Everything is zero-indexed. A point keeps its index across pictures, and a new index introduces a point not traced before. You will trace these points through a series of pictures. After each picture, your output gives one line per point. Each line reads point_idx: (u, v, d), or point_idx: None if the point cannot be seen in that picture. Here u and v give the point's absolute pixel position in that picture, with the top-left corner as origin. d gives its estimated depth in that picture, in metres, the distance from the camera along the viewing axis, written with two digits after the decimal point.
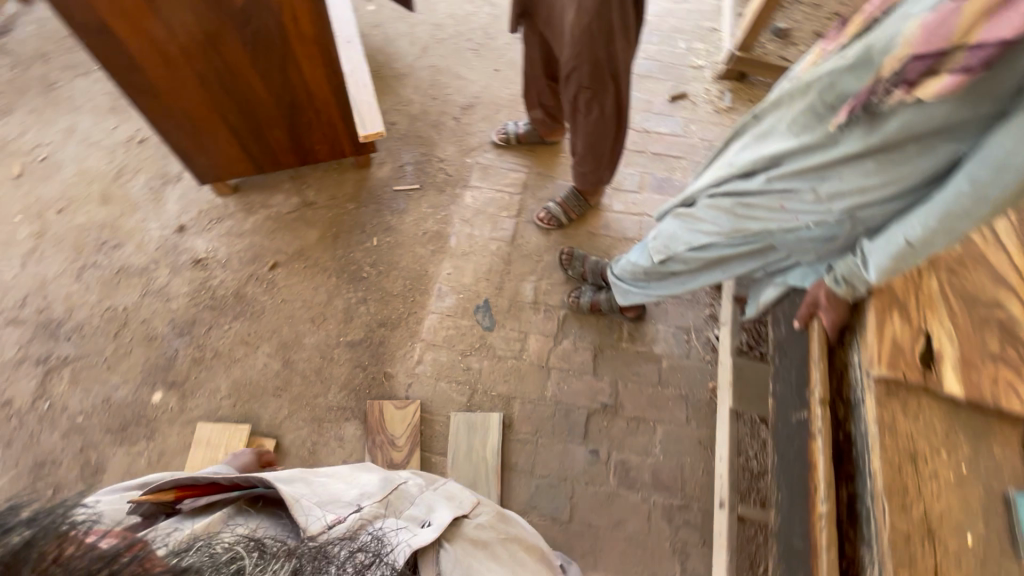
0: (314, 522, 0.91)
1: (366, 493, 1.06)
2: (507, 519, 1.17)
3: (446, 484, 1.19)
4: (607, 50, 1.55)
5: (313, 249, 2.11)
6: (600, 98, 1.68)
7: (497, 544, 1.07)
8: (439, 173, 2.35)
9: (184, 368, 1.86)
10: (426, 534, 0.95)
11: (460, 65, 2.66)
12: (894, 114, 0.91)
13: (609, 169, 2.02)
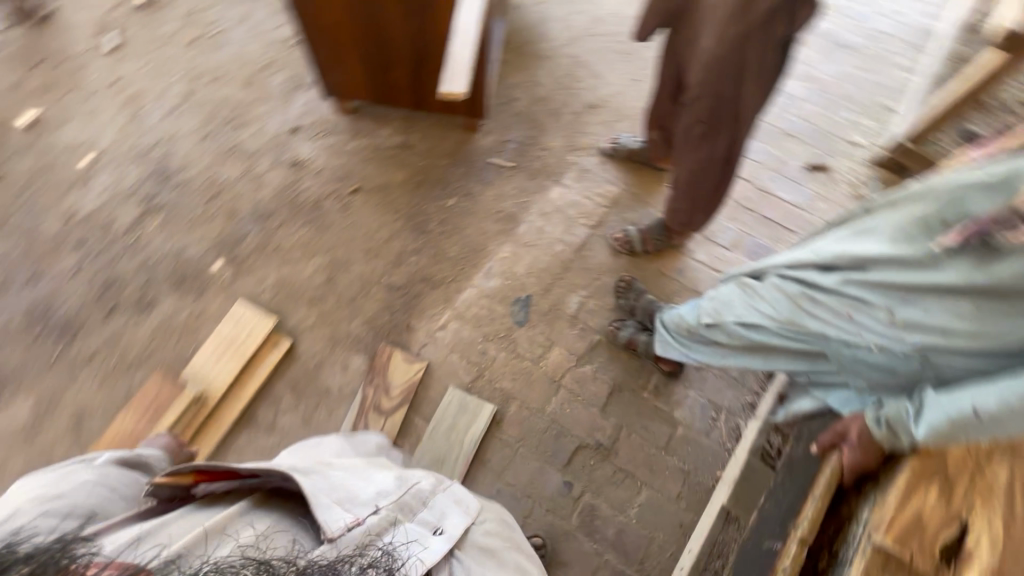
0: (332, 525, 0.83)
1: (380, 489, 0.96)
2: (516, 537, 1.09)
3: (456, 484, 1.07)
4: (737, 91, 1.48)
5: (395, 189, 2.21)
6: (713, 137, 1.61)
7: (506, 556, 1.00)
8: (537, 160, 2.33)
9: (247, 249, 2.04)
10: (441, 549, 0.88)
11: (602, 64, 2.60)
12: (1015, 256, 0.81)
13: (704, 214, 1.90)
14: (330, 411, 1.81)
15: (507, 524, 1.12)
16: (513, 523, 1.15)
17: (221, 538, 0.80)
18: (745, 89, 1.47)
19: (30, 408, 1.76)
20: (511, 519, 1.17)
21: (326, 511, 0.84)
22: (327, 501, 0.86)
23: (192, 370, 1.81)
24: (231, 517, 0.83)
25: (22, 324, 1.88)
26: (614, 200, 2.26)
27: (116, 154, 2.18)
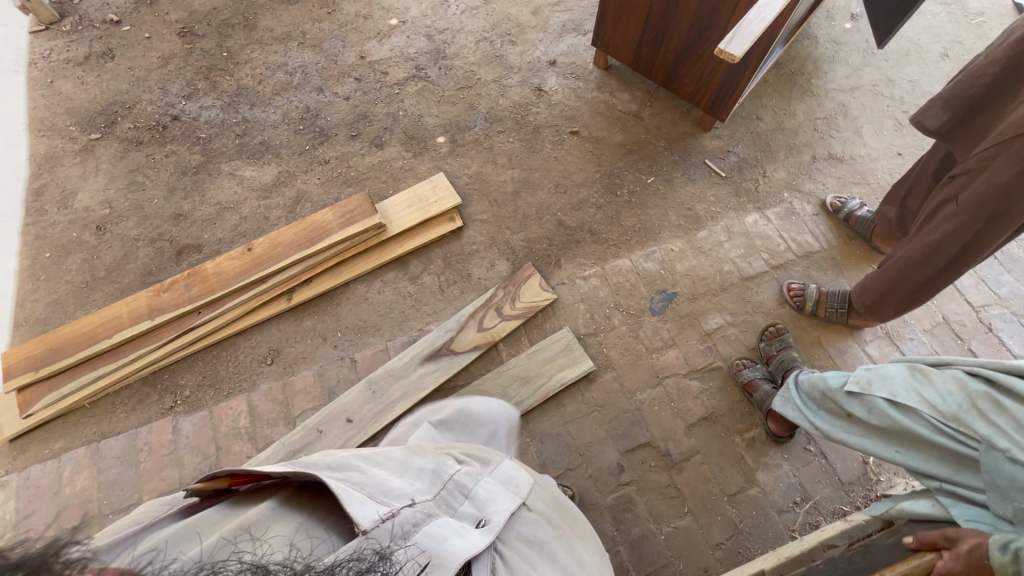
0: (364, 517, 0.80)
1: (416, 482, 0.95)
2: (564, 533, 1.07)
3: (500, 467, 1.07)
4: (1018, 182, 1.33)
5: (607, 147, 2.32)
6: (960, 223, 1.45)
7: (553, 546, 0.98)
8: (751, 182, 2.26)
9: (467, 138, 2.33)
10: (483, 538, 0.85)
11: (870, 125, 2.40)
12: None
13: (899, 306, 1.72)
14: (461, 292, 2.03)
15: (556, 510, 1.11)
16: (564, 514, 1.13)
17: (241, 538, 0.76)
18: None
19: (273, 176, 2.25)
20: (566, 515, 1.14)
21: (357, 504, 0.82)
22: (360, 496, 0.84)
23: (385, 205, 2.13)
24: (257, 516, 0.80)
25: (297, 117, 2.39)
26: (808, 252, 2.12)
27: (415, 26, 2.61)
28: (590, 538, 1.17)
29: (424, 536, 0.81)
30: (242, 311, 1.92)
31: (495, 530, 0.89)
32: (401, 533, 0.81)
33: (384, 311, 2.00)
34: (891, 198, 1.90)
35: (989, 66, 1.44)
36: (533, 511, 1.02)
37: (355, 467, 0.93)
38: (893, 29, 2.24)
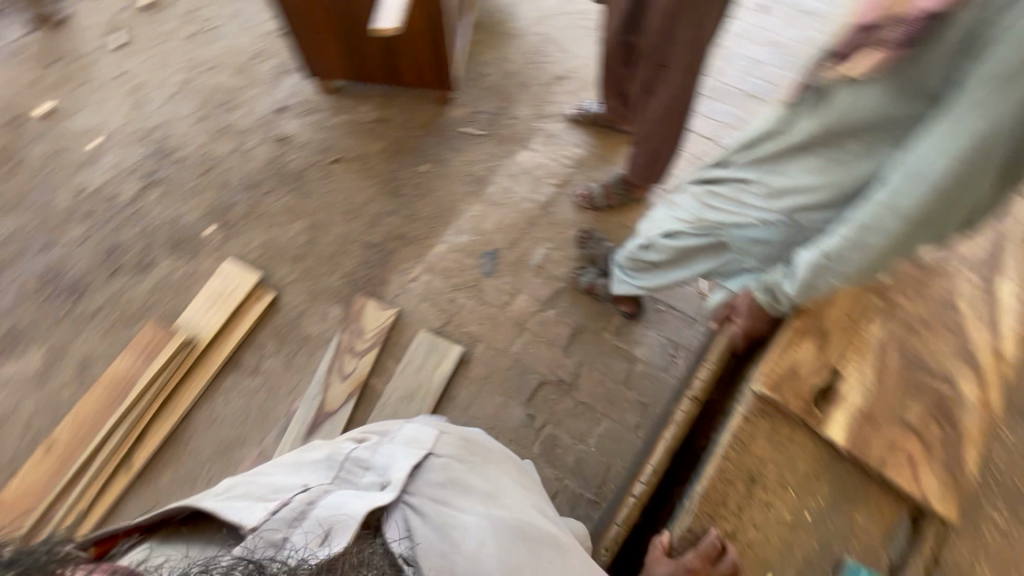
0: (249, 515, 0.80)
1: (311, 471, 0.94)
2: (479, 464, 0.99)
3: (401, 431, 1.01)
4: (697, 36, 1.59)
5: (373, 158, 2.36)
6: (671, 82, 1.72)
7: (471, 480, 0.93)
8: (507, 127, 2.46)
9: (237, 215, 2.22)
10: (386, 497, 0.83)
11: (572, 39, 2.73)
12: (835, 97, 0.86)
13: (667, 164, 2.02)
14: (309, 355, 1.95)
15: (467, 446, 1.02)
16: (484, 449, 1.06)
17: None
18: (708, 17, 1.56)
19: (41, 358, 1.94)
20: (489, 455, 1.06)
21: (241, 508, 0.81)
22: (250, 502, 0.84)
23: (185, 319, 1.96)
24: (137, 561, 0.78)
25: (36, 286, 2.07)
26: (578, 161, 2.38)
27: (121, 137, 2.40)
28: (511, 465, 1.11)
29: (323, 507, 0.81)
30: (82, 509, 1.66)
31: (399, 486, 0.86)
32: (295, 516, 0.80)
33: (241, 418, 1.85)
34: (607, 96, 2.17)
35: None
36: (441, 456, 0.95)
37: (243, 482, 0.92)
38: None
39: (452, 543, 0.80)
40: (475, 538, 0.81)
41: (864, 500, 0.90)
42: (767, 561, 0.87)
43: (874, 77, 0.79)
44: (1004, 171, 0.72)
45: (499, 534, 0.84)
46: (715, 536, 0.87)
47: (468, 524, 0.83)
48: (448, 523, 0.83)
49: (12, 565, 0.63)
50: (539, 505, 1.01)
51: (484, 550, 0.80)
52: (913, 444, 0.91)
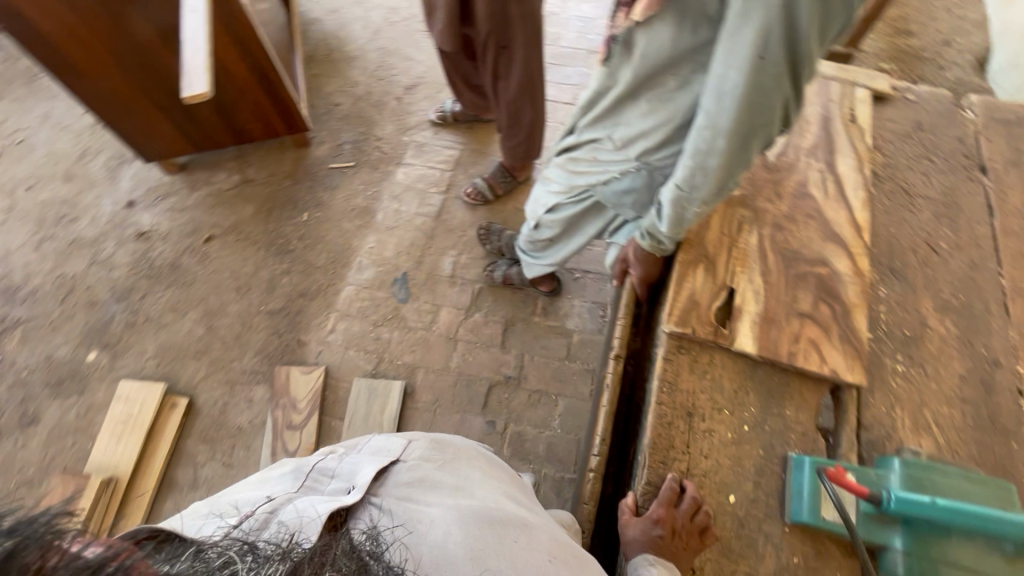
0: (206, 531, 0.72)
1: (277, 485, 0.88)
2: (452, 461, 0.90)
3: (370, 442, 0.94)
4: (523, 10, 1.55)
5: (247, 224, 2.22)
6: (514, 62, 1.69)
7: (446, 479, 0.85)
8: (374, 151, 2.38)
9: (118, 331, 2.02)
10: (351, 498, 0.77)
11: (410, 45, 2.68)
12: (638, 40, 0.88)
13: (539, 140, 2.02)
14: (247, 446, 1.82)
15: (440, 448, 0.92)
16: (453, 446, 0.94)
17: None
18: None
19: None
20: (460, 453, 0.93)
21: (199, 528, 0.74)
22: (209, 524, 0.76)
23: (94, 462, 1.77)
24: None
25: None
26: (456, 161, 2.36)
27: None
28: (482, 458, 0.97)
29: (291, 510, 0.75)
30: None
31: (364, 486, 0.79)
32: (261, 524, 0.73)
33: None
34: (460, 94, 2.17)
35: None
36: (410, 458, 0.87)
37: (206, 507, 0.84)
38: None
39: (416, 536, 0.73)
40: (441, 526, 0.74)
41: (791, 393, 0.95)
42: (725, 483, 0.88)
43: (661, 15, 0.81)
44: (796, 78, 0.73)
45: (467, 521, 0.76)
46: (671, 480, 0.88)
47: (433, 515, 0.76)
48: (412, 517, 0.76)
49: (7, 534, 0.45)
50: (507, 491, 0.90)
51: (450, 538, 0.73)
52: (815, 329, 0.97)
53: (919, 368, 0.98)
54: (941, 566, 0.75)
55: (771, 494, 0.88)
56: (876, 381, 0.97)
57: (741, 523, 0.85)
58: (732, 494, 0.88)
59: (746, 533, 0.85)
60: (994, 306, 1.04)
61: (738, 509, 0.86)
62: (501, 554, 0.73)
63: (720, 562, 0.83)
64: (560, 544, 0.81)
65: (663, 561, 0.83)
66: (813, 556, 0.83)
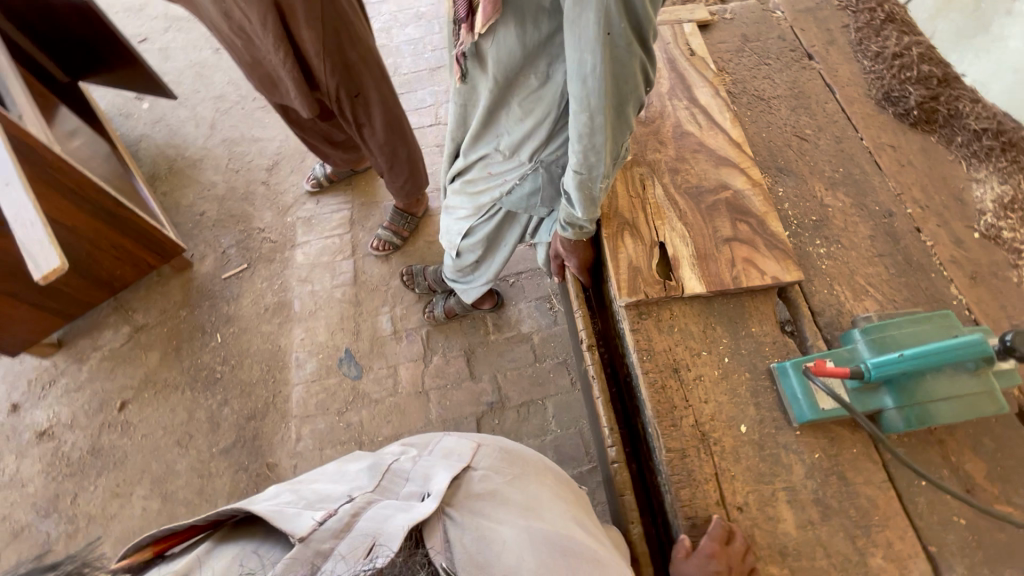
0: (297, 524, 0.65)
1: (353, 481, 0.82)
2: (522, 476, 0.89)
3: (440, 442, 0.92)
4: (361, 51, 1.51)
5: (160, 372, 2.02)
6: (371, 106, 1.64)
7: (515, 496, 0.83)
8: (263, 244, 2.25)
9: (62, 548, 1.76)
10: (428, 505, 0.73)
11: (253, 126, 2.54)
12: (488, 52, 0.88)
13: (423, 169, 1.98)
14: None
15: (510, 459, 0.91)
16: (523, 457, 0.94)
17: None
18: (357, 28, 1.48)
19: None
20: (530, 467, 0.93)
21: (290, 515, 0.67)
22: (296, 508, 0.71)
23: None
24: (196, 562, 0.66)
25: None
26: (350, 221, 2.28)
27: None
28: (548, 473, 0.96)
29: (368, 519, 0.68)
30: None
31: (441, 495, 0.75)
32: (344, 526, 0.67)
33: None
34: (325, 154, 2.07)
35: (219, 35, 1.54)
36: (481, 467, 0.86)
37: (288, 488, 0.79)
38: (161, 84, 2.28)
39: (489, 554, 0.70)
40: (515, 550, 0.72)
41: (748, 311, 1.02)
42: (733, 417, 0.93)
43: (503, 19, 0.81)
44: (643, 38, 0.76)
45: (538, 548, 0.74)
46: (716, 522, 0.82)
47: (506, 537, 0.74)
48: (484, 534, 0.73)
49: None
50: (574, 516, 0.87)
51: (523, 564, 0.70)
52: (744, 248, 1.04)
53: (837, 244, 1.09)
54: (931, 405, 0.83)
55: (774, 408, 0.93)
56: (810, 270, 1.06)
57: (760, 446, 0.90)
58: (742, 424, 0.92)
59: (769, 453, 0.90)
60: (869, 166, 1.17)
61: (752, 435, 0.91)
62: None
63: (759, 490, 0.87)
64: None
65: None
66: (829, 446, 0.90)
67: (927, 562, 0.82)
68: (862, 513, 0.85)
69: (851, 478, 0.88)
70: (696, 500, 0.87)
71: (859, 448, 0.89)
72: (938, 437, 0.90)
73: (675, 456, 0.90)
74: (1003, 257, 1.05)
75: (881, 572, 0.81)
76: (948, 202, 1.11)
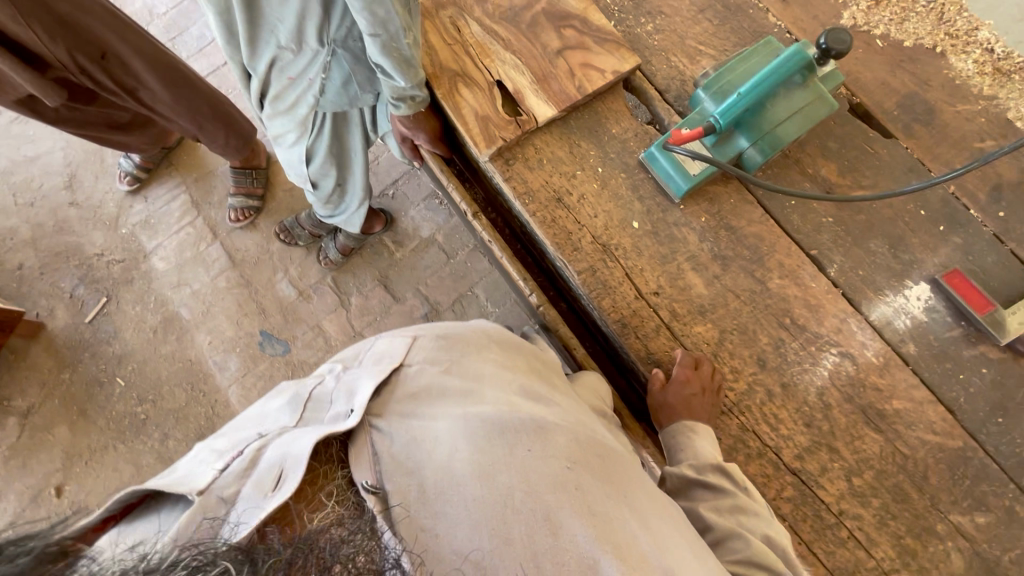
0: (195, 480, 0.60)
1: (275, 422, 0.76)
2: (458, 358, 0.80)
3: (371, 349, 0.84)
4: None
5: (78, 443, 1.83)
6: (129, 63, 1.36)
7: (454, 380, 0.76)
8: (111, 268, 1.97)
9: None
10: (350, 421, 0.66)
11: (18, 146, 2.09)
12: None
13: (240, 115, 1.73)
14: None
15: (448, 344, 0.82)
16: (461, 336, 0.85)
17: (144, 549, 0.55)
18: None
19: None
20: (471, 343, 0.84)
21: (193, 474, 0.61)
22: (205, 465, 0.65)
23: None
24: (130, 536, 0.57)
25: None
26: (194, 203, 2.01)
27: None
28: (492, 346, 0.86)
29: (273, 449, 0.62)
30: None
31: (362, 408, 0.68)
32: (249, 465, 0.61)
33: None
34: (126, 146, 1.77)
35: None
36: (415, 362, 0.78)
37: (207, 445, 0.74)
38: None
39: (418, 457, 0.64)
40: (447, 442, 0.65)
41: (604, 115, 1.01)
42: (624, 218, 0.95)
43: None
44: None
45: (474, 431, 0.66)
46: (682, 353, 0.87)
47: (438, 430, 0.67)
48: (415, 435, 0.67)
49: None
50: (523, 383, 0.79)
51: (456, 455, 0.64)
52: (578, 54, 1.00)
53: (660, 15, 1.06)
54: (778, 128, 0.88)
55: (655, 194, 0.96)
56: (645, 52, 1.05)
57: (655, 232, 0.95)
58: (634, 221, 0.95)
59: (664, 235, 0.95)
60: None
61: (646, 226, 0.95)
62: (510, 469, 0.64)
63: (666, 271, 0.93)
64: (579, 443, 0.70)
65: (695, 423, 0.85)
66: (710, 206, 0.96)
67: (813, 264, 0.93)
68: (753, 250, 0.94)
69: (735, 225, 0.95)
70: (618, 304, 0.92)
71: (735, 197, 0.96)
72: (793, 158, 0.97)
73: (587, 275, 0.93)
74: None
75: (781, 289, 0.92)
76: None
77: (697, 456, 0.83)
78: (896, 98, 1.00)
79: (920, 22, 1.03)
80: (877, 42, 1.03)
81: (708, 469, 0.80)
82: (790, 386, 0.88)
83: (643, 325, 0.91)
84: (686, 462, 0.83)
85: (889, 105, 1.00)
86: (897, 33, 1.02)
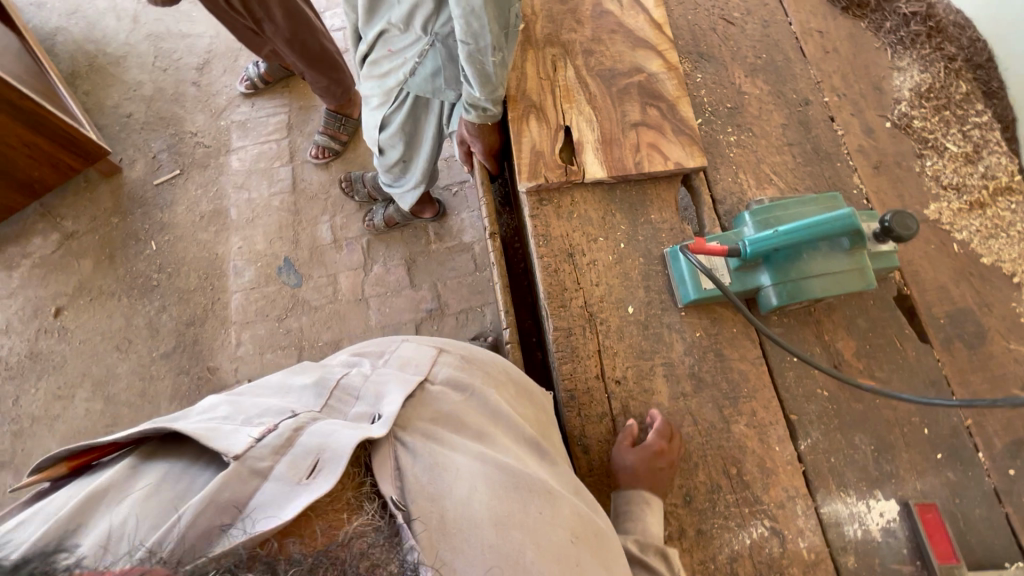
0: (234, 442, 0.55)
1: (295, 401, 0.68)
2: (481, 390, 0.76)
3: (397, 351, 0.79)
4: None
5: (93, 280, 1.98)
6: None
7: (475, 419, 0.71)
8: (196, 148, 2.14)
9: (7, 446, 1.77)
10: (376, 430, 0.61)
11: (180, 21, 2.34)
12: None
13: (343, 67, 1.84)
14: None
15: (472, 371, 0.78)
16: (483, 364, 0.81)
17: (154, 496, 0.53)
18: None
19: None
20: (491, 377, 0.80)
21: (225, 432, 0.56)
22: (231, 425, 0.59)
23: None
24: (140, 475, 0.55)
25: None
26: (288, 125, 2.17)
27: None
28: (510, 386, 0.81)
29: (314, 432, 0.58)
30: None
31: (391, 418, 0.64)
32: (284, 443, 0.56)
33: None
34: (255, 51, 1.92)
35: None
36: (439, 380, 0.74)
37: (226, 400, 0.66)
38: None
39: (441, 485, 0.60)
40: (468, 480, 0.61)
41: (650, 199, 1.01)
42: (622, 299, 0.94)
43: None
44: None
45: (496, 478, 0.62)
46: (661, 420, 0.84)
47: (460, 463, 0.62)
48: (439, 461, 0.62)
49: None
50: (537, 444, 0.74)
51: (475, 496, 0.59)
52: (650, 134, 1.01)
53: (748, 132, 1.06)
54: (806, 281, 0.84)
55: (662, 290, 0.94)
56: (717, 158, 1.04)
57: (645, 326, 0.92)
58: (630, 305, 0.94)
59: (653, 332, 0.92)
60: (793, 54, 1.13)
61: (639, 316, 0.93)
62: (526, 527, 0.59)
63: (639, 365, 0.90)
64: (582, 516, 0.65)
65: (649, 497, 0.79)
66: (711, 325, 0.92)
67: (786, 428, 0.87)
68: (733, 385, 0.89)
69: (726, 354, 0.91)
70: (577, 374, 0.90)
71: (738, 327, 0.92)
72: (815, 317, 0.93)
73: (561, 335, 0.92)
74: (910, 147, 1.04)
75: (743, 437, 0.87)
76: (866, 90, 1.09)
77: (644, 532, 0.76)
78: (949, 308, 0.94)
79: (1009, 244, 0.96)
80: (953, 246, 0.97)
81: (651, 549, 0.74)
82: (705, 536, 0.82)
83: (591, 406, 0.89)
84: (631, 534, 0.76)
85: (939, 310, 0.93)
86: (977, 246, 0.97)
